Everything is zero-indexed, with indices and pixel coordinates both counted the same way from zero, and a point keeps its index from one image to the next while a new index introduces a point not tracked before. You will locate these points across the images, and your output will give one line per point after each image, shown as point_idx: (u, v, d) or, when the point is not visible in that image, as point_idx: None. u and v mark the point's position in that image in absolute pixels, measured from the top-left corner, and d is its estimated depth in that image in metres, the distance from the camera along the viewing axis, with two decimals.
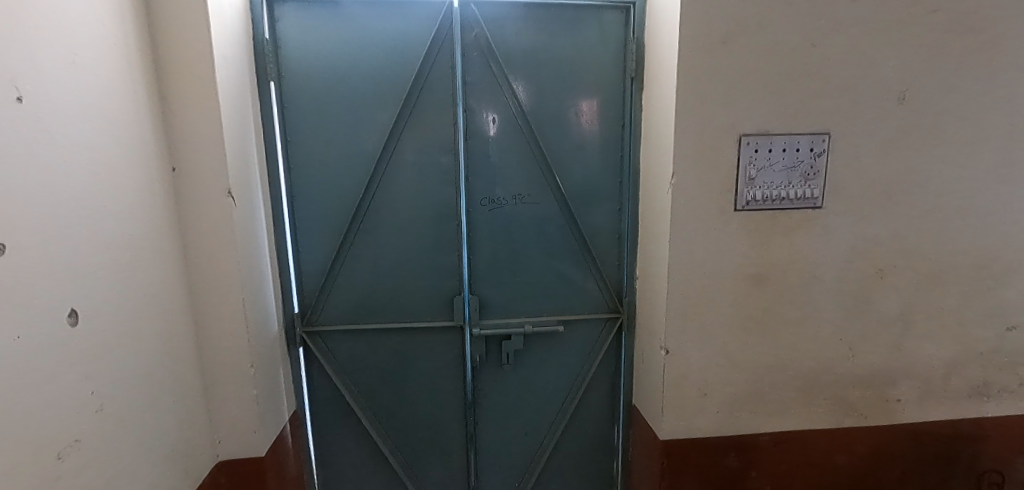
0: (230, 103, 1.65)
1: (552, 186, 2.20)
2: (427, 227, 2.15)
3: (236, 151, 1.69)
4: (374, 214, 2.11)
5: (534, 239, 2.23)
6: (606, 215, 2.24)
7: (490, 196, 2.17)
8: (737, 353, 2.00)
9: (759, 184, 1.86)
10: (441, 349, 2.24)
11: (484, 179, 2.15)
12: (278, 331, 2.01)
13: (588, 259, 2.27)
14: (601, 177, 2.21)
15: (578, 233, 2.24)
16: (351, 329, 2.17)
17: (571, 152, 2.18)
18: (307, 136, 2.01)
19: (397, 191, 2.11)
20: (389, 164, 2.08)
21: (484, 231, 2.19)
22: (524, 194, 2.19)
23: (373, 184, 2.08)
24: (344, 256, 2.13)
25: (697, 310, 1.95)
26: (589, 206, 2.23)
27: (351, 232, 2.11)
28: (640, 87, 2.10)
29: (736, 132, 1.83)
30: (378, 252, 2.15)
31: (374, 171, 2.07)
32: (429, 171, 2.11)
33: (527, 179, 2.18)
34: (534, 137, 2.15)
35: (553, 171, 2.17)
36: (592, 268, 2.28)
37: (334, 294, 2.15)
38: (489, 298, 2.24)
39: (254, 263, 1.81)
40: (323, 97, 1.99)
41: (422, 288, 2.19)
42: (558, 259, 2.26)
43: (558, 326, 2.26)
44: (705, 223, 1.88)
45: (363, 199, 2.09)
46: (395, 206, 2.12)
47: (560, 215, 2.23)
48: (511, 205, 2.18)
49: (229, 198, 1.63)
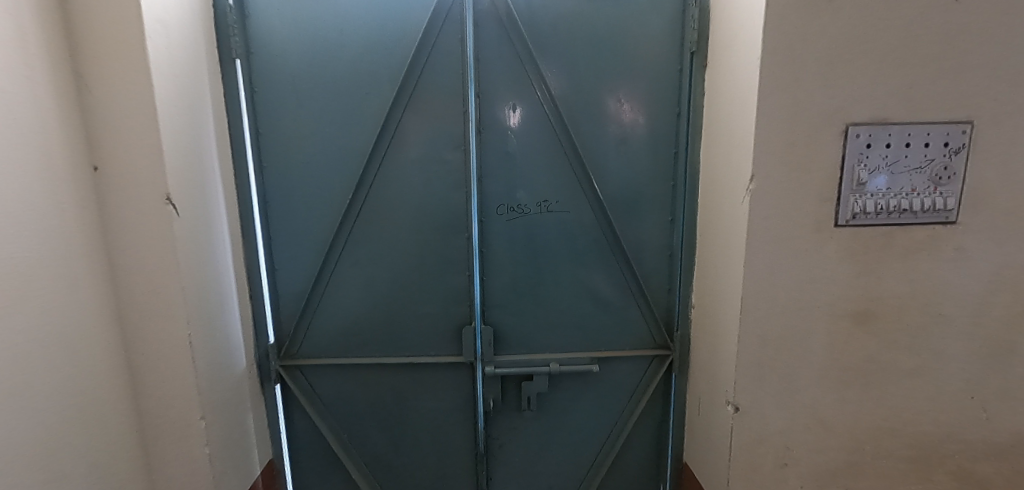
0: (170, 85, 1.28)
1: (589, 191, 1.75)
2: (430, 242, 1.74)
3: (180, 146, 1.32)
4: (366, 225, 1.72)
5: (564, 256, 1.79)
6: (653, 228, 1.80)
7: (510, 204, 1.74)
8: (829, 412, 1.52)
9: (871, 191, 1.37)
10: (447, 389, 1.83)
11: (502, 182, 1.73)
12: (244, 367, 1.64)
13: (630, 283, 1.83)
14: (647, 180, 1.76)
15: (618, 251, 1.80)
16: (338, 364, 1.78)
17: (611, 148, 1.74)
18: (283, 129, 1.64)
19: (394, 195, 1.71)
20: (383, 163, 1.69)
21: (502, 248, 1.76)
22: (551, 201, 1.75)
23: (366, 188, 1.69)
24: (329, 275, 1.74)
25: (779, 358, 1.47)
26: (633, 217, 1.78)
27: (338, 246, 1.72)
28: (702, 65, 1.64)
29: (842, 120, 1.33)
30: (371, 271, 1.75)
31: (365, 172, 1.68)
32: (434, 172, 1.70)
33: (556, 183, 1.74)
34: (565, 130, 1.71)
35: (590, 172, 1.73)
36: (635, 293, 1.84)
37: (318, 321, 1.77)
38: (505, 328, 1.81)
39: (206, 290, 1.44)
40: (301, 80, 1.61)
41: (424, 316, 1.79)
42: (593, 281, 1.82)
43: (592, 365, 1.82)
44: (794, 242, 1.40)
45: (353, 206, 1.70)
46: (391, 216, 1.72)
47: (597, 227, 1.78)
48: (536, 214, 1.75)
49: (169, 206, 1.28)
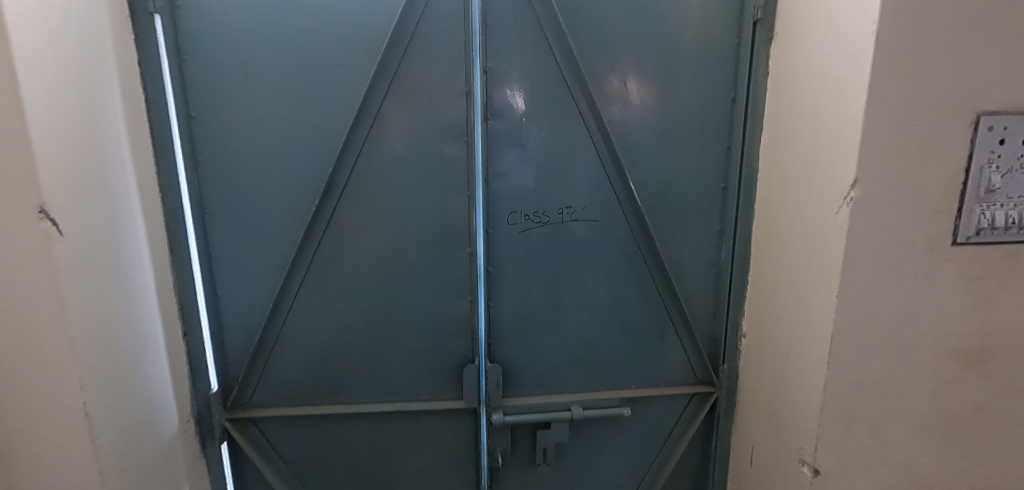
0: (39, 34, 0.85)
1: (622, 195, 1.41)
2: (423, 259, 1.37)
3: (61, 129, 0.90)
4: (340, 239, 1.33)
5: (590, 274, 1.44)
6: (698, 240, 1.46)
7: (525, 211, 1.38)
8: (925, 475, 1.22)
9: (1000, 199, 1.06)
10: (444, 440, 1.47)
11: (514, 183, 1.36)
12: (177, 427, 1.24)
13: (668, 307, 1.50)
14: (692, 182, 1.43)
15: (655, 268, 1.46)
16: (305, 414, 1.40)
17: (650, 141, 1.39)
18: (225, 112, 1.23)
19: (375, 200, 1.32)
20: (360, 157, 1.30)
21: (513, 266, 1.40)
22: (576, 207, 1.40)
23: (339, 189, 1.30)
24: (291, 302, 1.35)
25: (869, 410, 1.17)
26: (674, 226, 1.44)
27: (302, 266, 1.33)
28: (767, 37, 1.31)
29: (974, 106, 1.01)
30: (346, 297, 1.37)
31: (337, 170, 1.29)
32: (428, 171, 1.33)
33: (581, 184, 1.39)
34: (593, 118, 1.36)
35: (624, 171, 1.38)
36: (673, 320, 1.51)
37: (278, 360, 1.38)
38: (516, 364, 1.46)
39: (115, 331, 1.04)
40: (248, 46, 1.21)
41: (415, 352, 1.42)
42: (624, 306, 1.48)
43: (623, 408, 1.48)
44: (899, 266, 1.08)
45: (321, 215, 1.31)
46: (372, 226, 1.34)
47: (631, 240, 1.44)
48: (557, 224, 1.40)
49: (46, 220, 0.86)
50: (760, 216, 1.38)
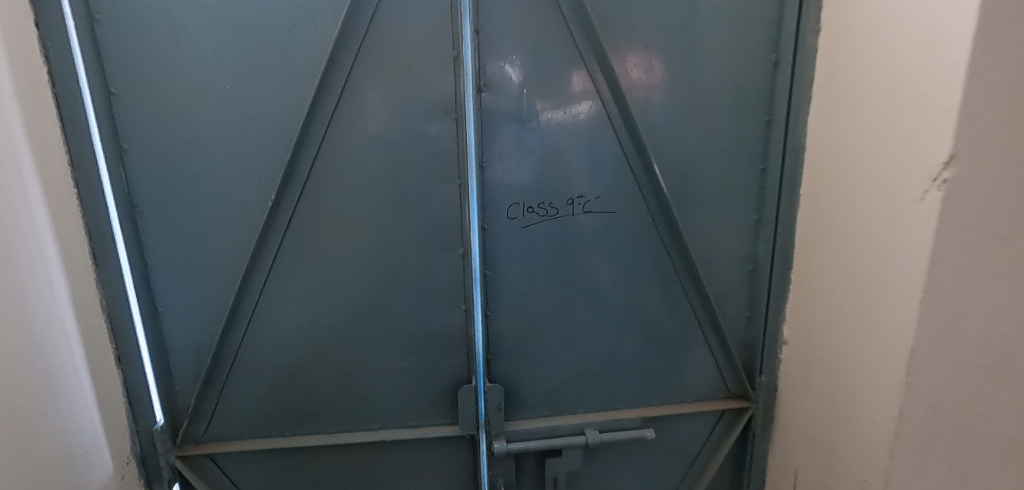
0: None
1: (644, 182, 1.18)
2: (407, 262, 1.14)
3: None
4: (306, 240, 1.10)
5: (605, 274, 1.22)
6: (732, 233, 1.24)
7: (528, 203, 1.15)
8: None
9: None
10: (438, 472, 1.26)
11: (515, 170, 1.13)
12: (111, 472, 1.02)
13: (696, 312, 1.28)
14: (726, 165, 1.20)
15: (682, 267, 1.24)
16: (272, 447, 1.19)
17: (676, 116, 1.15)
18: (154, 88, 0.99)
19: (347, 192, 1.09)
20: (326, 141, 1.06)
21: (515, 268, 1.18)
22: (589, 197, 1.17)
23: (302, 180, 1.07)
24: (249, 318, 1.13)
25: (952, 439, 0.96)
26: (705, 217, 1.22)
27: (261, 274, 1.10)
28: None
29: None
30: (316, 310, 1.14)
31: (299, 157, 1.06)
32: (409, 157, 1.09)
33: (595, 170, 1.16)
34: (607, 90, 1.12)
35: (646, 152, 1.15)
36: (702, 327, 1.29)
37: (236, 386, 1.16)
38: (520, 384, 1.24)
39: (14, 371, 0.81)
40: (176, 3, 0.96)
41: (400, 371, 1.20)
42: (645, 312, 1.26)
43: (645, 430, 1.27)
44: (999, 264, 0.86)
45: (282, 212, 1.08)
46: (345, 224, 1.11)
47: (654, 234, 1.22)
48: (566, 217, 1.17)
49: None
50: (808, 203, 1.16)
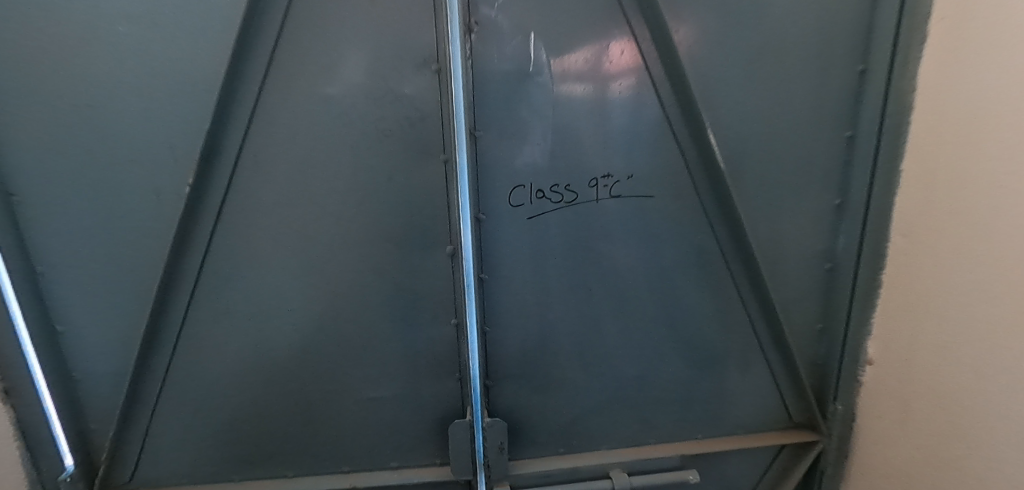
0: None
1: (692, 155, 0.88)
2: (380, 264, 0.88)
3: None
4: (244, 237, 0.84)
5: (639, 279, 0.94)
6: (804, 222, 0.95)
7: (536, 185, 0.86)
8: None
9: None
10: None
11: (519, 141, 0.84)
12: None
13: (755, 324, 0.99)
14: (801, 130, 0.90)
15: (739, 266, 0.95)
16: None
17: (738, 64, 0.84)
18: (15, 30, 0.71)
19: (295, 173, 0.82)
20: (261, 104, 0.78)
21: (520, 271, 0.91)
22: (618, 177, 0.88)
23: (233, 157, 0.79)
24: (176, 338, 0.87)
25: None
26: (772, 201, 0.92)
27: (188, 282, 0.84)
28: None
29: None
30: (264, 325, 0.89)
31: (225, 126, 0.78)
32: (377, 124, 0.81)
33: (627, 140, 0.86)
34: (644, 27, 0.81)
35: (697, 116, 0.84)
36: (761, 343, 1.01)
37: (167, 421, 0.91)
38: (528, 417, 0.98)
39: None
40: None
41: (376, 402, 0.94)
42: (690, 324, 0.98)
43: (687, 472, 1.01)
44: None
45: (208, 201, 0.81)
46: (296, 214, 0.84)
47: (705, 225, 0.92)
48: (587, 204, 0.88)
49: None
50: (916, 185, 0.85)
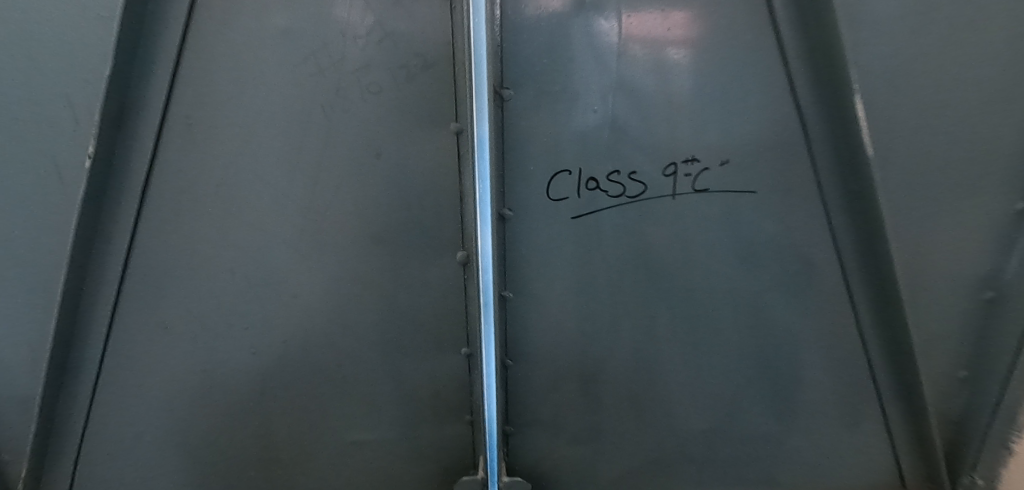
0: None
1: (817, 131, 0.58)
2: (367, 273, 0.64)
3: None
4: (179, 232, 0.61)
5: (720, 306, 0.68)
6: (959, 228, 0.64)
7: (586, 171, 0.60)
8: None
9: None
10: None
11: (565, 106, 0.58)
12: None
13: (870, 369, 0.71)
14: (996, 100, 0.58)
15: (864, 292, 0.66)
16: None
17: None
18: None
19: (246, 146, 0.58)
20: (190, 41, 0.53)
21: (558, 289, 0.66)
22: (706, 164, 0.60)
23: (156, 121, 0.55)
24: (97, 369, 0.64)
25: None
26: (928, 204, 0.63)
27: (106, 294, 0.61)
28: None
29: None
30: (212, 349, 0.67)
31: (140, 74, 0.53)
32: (362, 76, 0.56)
33: (724, 108, 0.58)
34: None
35: (846, 74, 0.53)
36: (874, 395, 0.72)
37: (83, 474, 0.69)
38: (558, 471, 0.76)
39: None
40: None
41: (360, 446, 0.73)
42: (785, 367, 0.71)
43: None
44: None
45: (126, 182, 0.57)
46: (250, 203, 0.61)
47: (824, 233, 0.64)
48: (658, 201, 0.61)
49: None
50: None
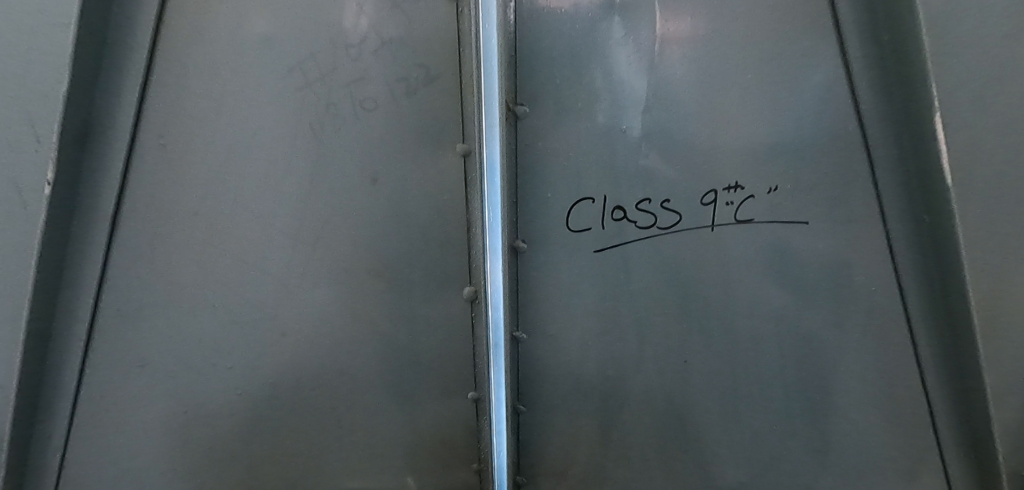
0: None
1: (883, 160, 0.47)
2: (364, 309, 0.57)
3: None
4: (152, 285, 0.48)
5: (773, 355, 0.58)
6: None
7: (612, 199, 0.53)
8: None
9: None
10: None
11: (589, 125, 0.52)
12: None
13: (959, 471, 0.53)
14: None
15: (940, 367, 0.50)
16: None
17: None
18: None
19: (225, 171, 0.48)
20: (162, 46, 0.43)
21: (578, 324, 0.60)
22: (752, 191, 0.52)
23: (125, 142, 0.43)
24: (55, 484, 0.48)
25: None
26: None
27: (72, 374, 0.46)
28: None
29: None
30: (197, 426, 0.53)
31: (105, 83, 0.42)
32: (358, 90, 0.49)
33: (778, 127, 0.50)
34: None
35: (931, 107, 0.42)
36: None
37: None
38: None
39: None
40: None
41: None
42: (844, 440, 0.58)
43: None
44: None
45: (92, 220, 0.44)
46: (234, 239, 0.50)
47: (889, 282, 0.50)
48: (695, 232, 0.54)
49: None
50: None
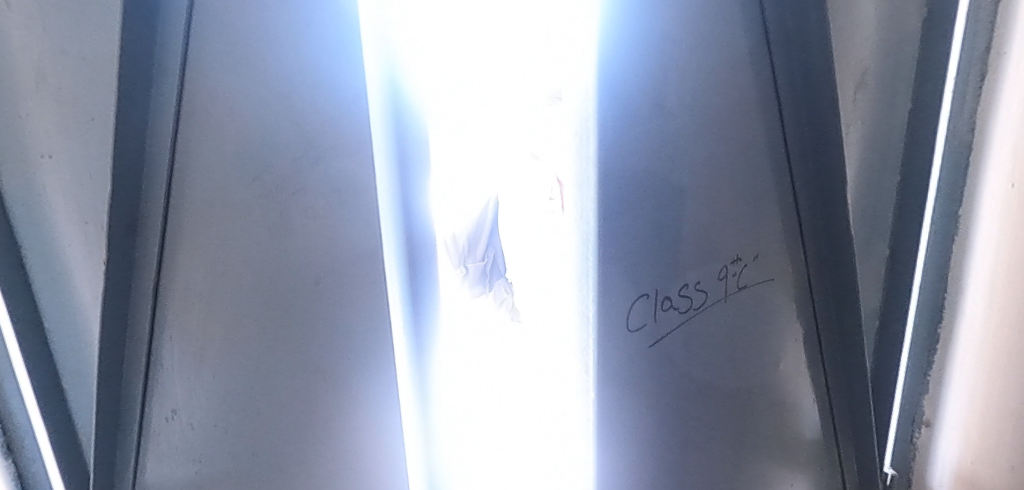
0: None
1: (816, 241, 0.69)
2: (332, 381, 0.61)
3: None
4: (185, 350, 0.57)
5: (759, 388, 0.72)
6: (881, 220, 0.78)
7: (663, 291, 0.62)
8: None
9: None
10: None
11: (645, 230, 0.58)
12: None
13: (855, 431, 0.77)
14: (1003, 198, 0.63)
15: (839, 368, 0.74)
16: None
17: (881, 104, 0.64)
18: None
19: (219, 261, 0.54)
20: (179, 167, 0.50)
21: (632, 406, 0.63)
22: (746, 261, 0.66)
23: (155, 240, 0.52)
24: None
25: None
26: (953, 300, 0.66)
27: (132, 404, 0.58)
28: None
29: None
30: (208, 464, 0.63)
31: (146, 197, 0.51)
32: (334, 181, 0.53)
33: (741, 195, 0.64)
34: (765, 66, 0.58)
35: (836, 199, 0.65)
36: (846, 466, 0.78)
37: None
38: None
39: None
40: None
41: None
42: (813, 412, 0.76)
43: None
44: None
45: (138, 302, 0.55)
46: (229, 315, 0.56)
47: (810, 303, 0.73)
48: (715, 306, 0.66)
49: None
50: (1005, 218, 0.58)
